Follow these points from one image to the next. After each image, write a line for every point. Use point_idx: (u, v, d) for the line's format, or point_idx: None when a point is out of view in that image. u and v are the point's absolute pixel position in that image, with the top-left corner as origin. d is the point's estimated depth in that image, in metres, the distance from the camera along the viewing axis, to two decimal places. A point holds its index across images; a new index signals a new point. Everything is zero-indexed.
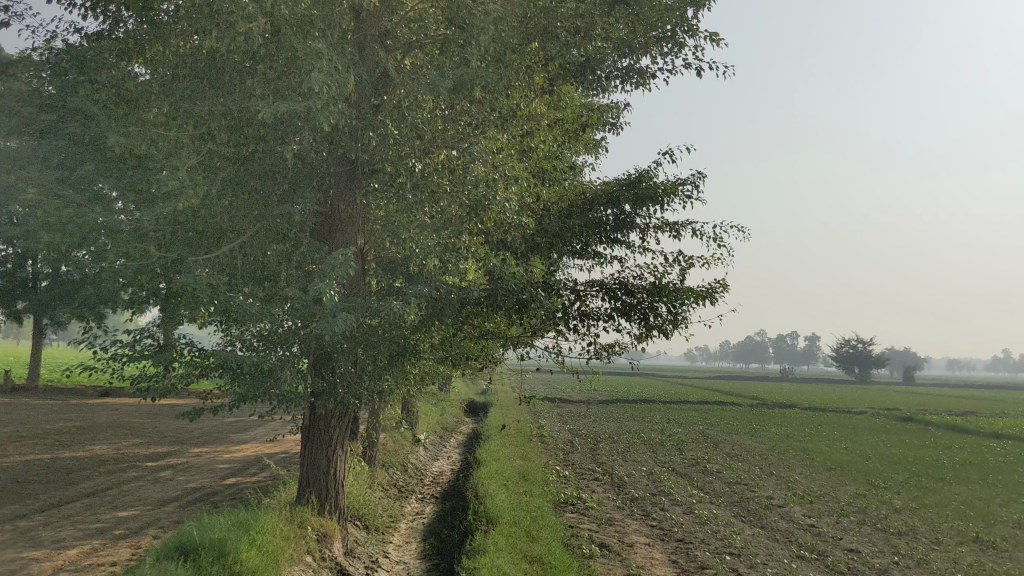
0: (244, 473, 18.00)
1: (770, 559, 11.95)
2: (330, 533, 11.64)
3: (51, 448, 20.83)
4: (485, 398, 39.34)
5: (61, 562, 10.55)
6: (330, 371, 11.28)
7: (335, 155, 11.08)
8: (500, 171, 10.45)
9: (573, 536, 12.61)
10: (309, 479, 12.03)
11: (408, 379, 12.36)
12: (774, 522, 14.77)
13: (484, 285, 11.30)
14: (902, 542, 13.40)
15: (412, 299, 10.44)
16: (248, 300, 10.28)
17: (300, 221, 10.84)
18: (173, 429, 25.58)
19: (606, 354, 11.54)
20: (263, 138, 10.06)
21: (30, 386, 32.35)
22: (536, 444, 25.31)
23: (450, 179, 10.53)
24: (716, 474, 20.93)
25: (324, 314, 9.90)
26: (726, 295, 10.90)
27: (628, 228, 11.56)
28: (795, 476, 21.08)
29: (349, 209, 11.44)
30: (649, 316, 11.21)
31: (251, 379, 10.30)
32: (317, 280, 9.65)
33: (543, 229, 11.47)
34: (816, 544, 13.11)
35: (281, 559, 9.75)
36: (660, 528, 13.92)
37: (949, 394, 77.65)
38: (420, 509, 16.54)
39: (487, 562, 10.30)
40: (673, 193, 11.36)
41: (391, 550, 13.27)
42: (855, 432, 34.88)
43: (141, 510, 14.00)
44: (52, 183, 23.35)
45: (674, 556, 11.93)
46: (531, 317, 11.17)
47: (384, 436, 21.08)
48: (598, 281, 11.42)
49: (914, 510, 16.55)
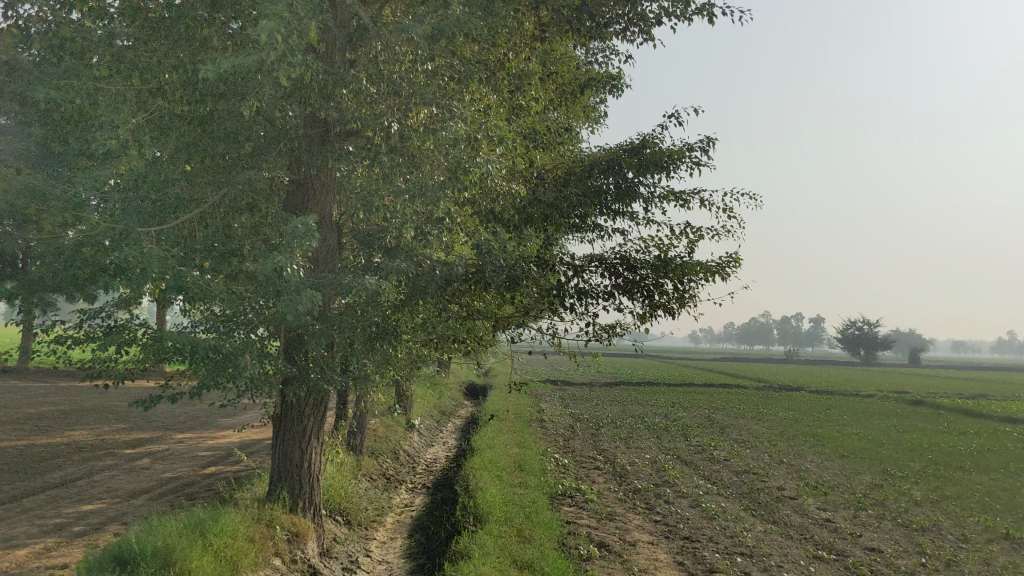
0: (226, 461, 17.03)
1: (784, 561, 10.89)
2: (303, 533, 10.63)
3: (28, 433, 19.88)
4: (485, 380, 38.36)
5: (6, 564, 9.58)
6: (302, 355, 10.31)
7: (304, 115, 9.94)
8: (484, 131, 9.35)
9: (571, 534, 11.62)
10: (280, 474, 10.99)
11: (390, 363, 11.34)
12: (787, 516, 13.74)
13: (471, 260, 10.24)
14: (927, 541, 12.36)
15: (388, 277, 9.38)
16: (205, 276, 9.20)
17: (266, 189, 9.79)
18: (161, 413, 24.62)
19: (606, 336, 10.43)
20: (222, 95, 9.01)
21: (21, 367, 31.47)
22: (535, 429, 24.31)
23: (432, 141, 9.46)
24: (724, 463, 19.88)
25: (287, 291, 8.84)
26: (739, 269, 9.84)
27: (629, 199, 10.48)
28: (806, 464, 20.05)
29: (323, 176, 10.35)
30: (653, 294, 10.14)
31: (211, 366, 9.25)
32: (277, 254, 8.59)
33: (536, 199, 10.42)
34: (834, 542, 12.09)
35: (240, 564, 8.76)
36: (664, 523, 12.91)
37: (957, 377, 76.53)
38: (410, 500, 15.56)
39: (471, 569, 9.26)
40: (680, 159, 10.30)
41: (374, 548, 12.28)
42: (865, 417, 33.84)
43: (108, 503, 13.03)
44: (29, 157, 22.23)
45: (679, 556, 10.92)
46: (524, 295, 10.06)
47: (375, 422, 20.06)
48: (597, 256, 10.33)
49: (935, 502, 15.53)
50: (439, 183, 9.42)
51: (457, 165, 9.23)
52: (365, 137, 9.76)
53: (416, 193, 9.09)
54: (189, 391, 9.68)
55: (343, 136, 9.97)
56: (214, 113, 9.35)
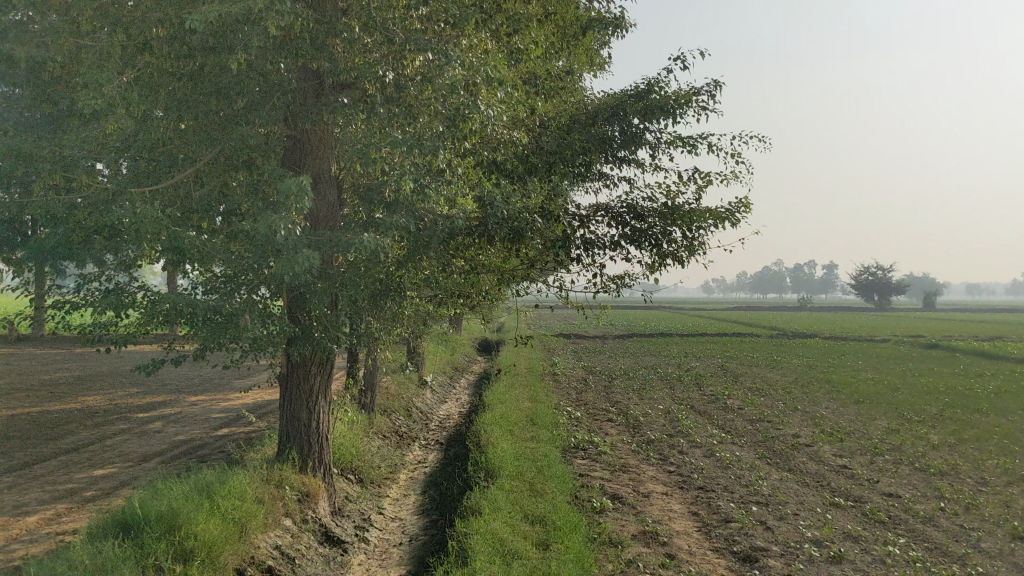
0: (238, 423, 16.96)
1: (801, 509, 10.73)
2: (313, 492, 10.54)
3: (41, 400, 19.89)
4: (498, 335, 38.33)
5: (16, 531, 9.50)
6: (305, 314, 10.14)
7: (298, 67, 9.64)
8: (483, 78, 9.02)
9: (584, 487, 11.49)
10: (289, 435, 10.87)
11: (396, 320, 11.15)
12: (802, 464, 13.57)
13: (474, 212, 9.98)
14: (946, 484, 12.18)
15: (388, 231, 9.14)
16: (201, 237, 9.03)
17: (261, 145, 9.57)
18: (174, 376, 24.63)
19: (614, 288, 10.17)
20: (212, 49, 8.71)
21: (35, 335, 31.52)
22: (548, 383, 24.23)
23: (430, 89, 9.15)
24: (738, 412, 19.68)
25: (286, 248, 8.62)
26: (749, 214, 9.54)
27: (634, 146, 10.22)
28: (821, 412, 19.87)
29: (320, 130, 10.07)
30: (661, 243, 9.87)
31: (213, 327, 9.10)
32: (272, 211, 8.36)
33: (539, 147, 10.14)
34: (851, 488, 11.92)
35: (248, 526, 8.67)
36: (678, 474, 12.78)
37: (972, 319, 76.06)
38: (422, 457, 15.50)
39: (482, 526, 9.12)
40: (686, 104, 9.95)
41: (386, 506, 12.20)
42: (879, 362, 33.59)
43: (120, 467, 12.97)
44: (29, 123, 21.98)
45: (694, 507, 10.77)
46: (529, 247, 9.80)
47: (387, 379, 19.94)
48: (603, 206, 10.03)
49: (953, 445, 15.35)
50: (438, 134, 9.13)
51: (456, 113, 8.94)
52: (361, 88, 9.46)
53: (415, 143, 8.80)
54: (192, 355, 9.41)
55: (339, 88, 9.67)
56: (204, 67, 9.05)
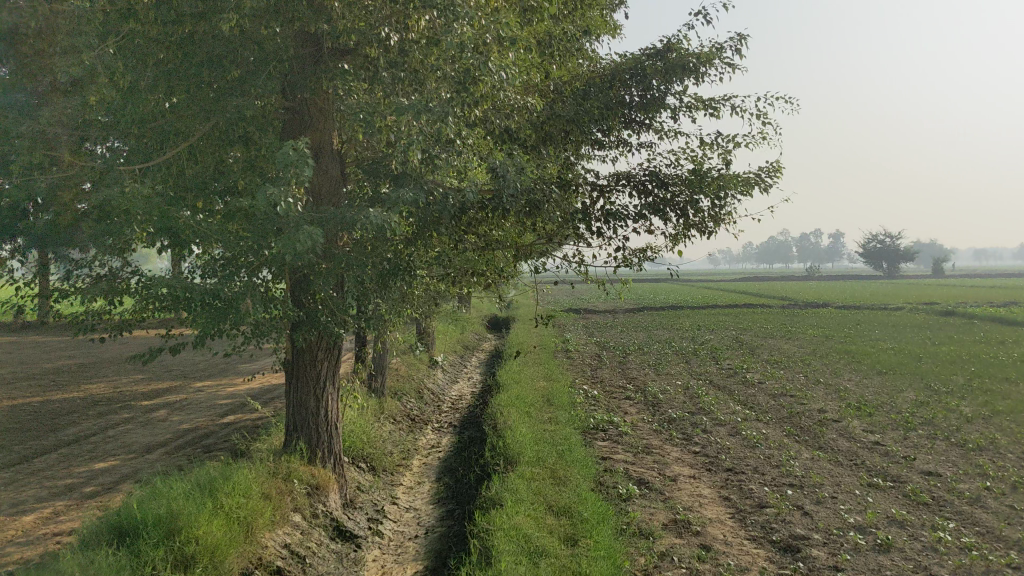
0: (245, 409, 16.43)
1: (838, 491, 10.16)
2: (324, 485, 9.99)
3: (44, 389, 19.40)
4: (508, 312, 37.84)
5: (11, 533, 8.96)
6: (310, 297, 9.59)
7: (295, 32, 8.97)
8: (493, 37, 8.33)
9: (607, 472, 10.94)
10: (296, 424, 10.28)
11: (407, 301, 10.56)
12: (833, 441, 12.98)
13: (486, 184, 9.34)
14: (987, 461, 11.60)
15: (394, 207, 8.52)
16: (196, 218, 8.42)
17: (259, 117, 8.93)
18: (180, 362, 24.11)
19: (637, 261, 9.52)
20: (202, 13, 8.02)
21: (41, 321, 31.05)
22: (562, 361, 23.64)
23: (437, 52, 8.48)
24: (759, 386, 19.11)
25: (287, 226, 8.00)
26: (781, 178, 8.92)
27: (654, 110, 9.59)
28: (844, 384, 19.25)
29: (320, 100, 9.43)
30: (687, 213, 9.23)
31: (213, 312, 8.47)
32: (271, 187, 7.73)
33: (554, 114, 9.49)
34: (888, 466, 11.34)
35: (254, 525, 8.14)
36: (705, 455, 12.20)
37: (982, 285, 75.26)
38: (437, 441, 14.97)
39: (503, 521, 8.54)
40: (710, 62, 9.32)
41: (400, 495, 11.66)
42: (897, 330, 33.01)
43: (122, 460, 12.43)
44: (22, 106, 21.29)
45: (726, 492, 10.19)
46: (545, 220, 9.17)
47: (396, 361, 19.35)
48: (624, 174, 9.35)
49: (987, 417, 14.75)
50: (447, 100, 8.47)
51: (466, 76, 8.26)
52: (364, 53, 8.79)
53: (421, 109, 8.09)
54: (192, 342, 8.75)
55: (340, 54, 9.01)
56: (194, 35, 8.39)
